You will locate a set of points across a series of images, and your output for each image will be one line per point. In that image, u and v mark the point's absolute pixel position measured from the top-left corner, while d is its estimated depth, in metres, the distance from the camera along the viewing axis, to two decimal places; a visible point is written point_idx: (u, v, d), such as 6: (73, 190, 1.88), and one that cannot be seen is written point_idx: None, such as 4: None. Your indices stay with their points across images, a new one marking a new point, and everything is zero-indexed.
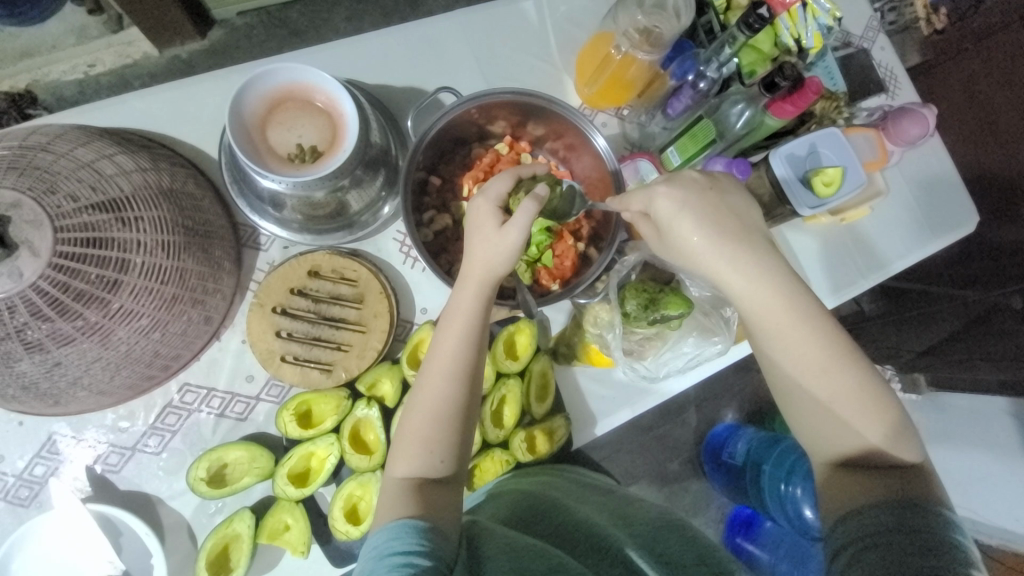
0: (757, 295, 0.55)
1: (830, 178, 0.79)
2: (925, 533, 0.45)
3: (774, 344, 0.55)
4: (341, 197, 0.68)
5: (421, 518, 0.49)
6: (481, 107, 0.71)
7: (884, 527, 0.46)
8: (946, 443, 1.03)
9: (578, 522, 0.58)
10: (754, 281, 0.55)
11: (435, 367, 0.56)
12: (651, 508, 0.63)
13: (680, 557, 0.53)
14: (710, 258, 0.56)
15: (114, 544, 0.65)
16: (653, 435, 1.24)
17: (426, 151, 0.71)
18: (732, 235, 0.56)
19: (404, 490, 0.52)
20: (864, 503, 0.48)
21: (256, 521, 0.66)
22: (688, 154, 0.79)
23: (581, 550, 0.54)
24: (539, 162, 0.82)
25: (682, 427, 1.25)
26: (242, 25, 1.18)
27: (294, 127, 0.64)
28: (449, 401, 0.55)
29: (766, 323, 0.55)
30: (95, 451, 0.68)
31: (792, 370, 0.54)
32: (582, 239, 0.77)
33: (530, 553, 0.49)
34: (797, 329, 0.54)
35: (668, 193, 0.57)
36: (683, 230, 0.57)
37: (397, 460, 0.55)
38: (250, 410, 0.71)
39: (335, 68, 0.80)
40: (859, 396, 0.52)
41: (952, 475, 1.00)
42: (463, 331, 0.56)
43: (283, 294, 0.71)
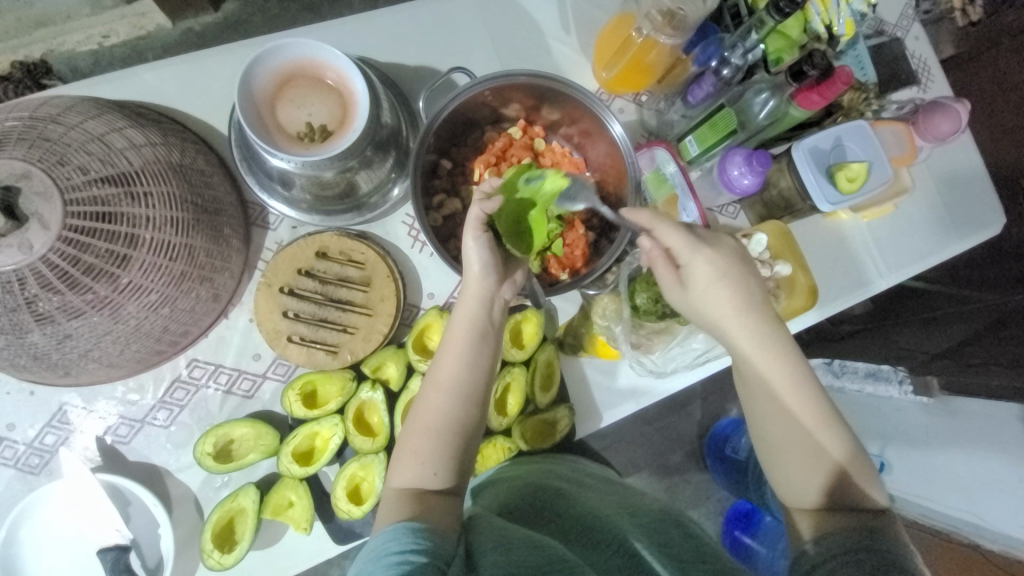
0: (759, 356, 0.56)
1: (854, 174, 0.76)
2: (888, 555, 0.48)
3: (764, 399, 0.57)
4: (351, 178, 0.67)
5: (416, 520, 0.49)
6: (495, 88, 0.69)
7: (850, 548, 0.49)
8: (965, 446, 0.98)
9: (583, 516, 0.57)
10: (754, 341, 0.57)
11: (435, 382, 0.56)
12: (653, 501, 0.62)
13: (681, 550, 0.52)
14: (716, 318, 0.58)
15: (122, 513, 0.67)
16: (657, 426, 1.25)
17: (438, 133, 0.70)
18: (739, 301, 0.57)
19: (401, 499, 0.53)
20: (837, 527, 0.52)
21: (261, 496, 0.67)
22: (707, 144, 0.76)
23: (579, 540, 0.54)
24: (553, 149, 0.80)
25: (687, 419, 1.26)
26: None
27: (304, 105, 0.63)
28: (446, 418, 0.56)
29: (758, 378, 0.57)
30: (105, 422, 0.69)
31: (775, 422, 0.56)
32: (593, 228, 0.76)
33: (528, 545, 0.49)
34: (789, 387, 0.56)
35: (709, 261, 0.56)
36: (712, 296, 0.57)
37: (394, 470, 0.56)
38: (256, 388, 0.72)
39: (347, 45, 0.78)
40: (832, 451, 0.55)
41: (963, 479, 0.96)
42: (463, 350, 0.57)
43: (290, 275, 0.71)
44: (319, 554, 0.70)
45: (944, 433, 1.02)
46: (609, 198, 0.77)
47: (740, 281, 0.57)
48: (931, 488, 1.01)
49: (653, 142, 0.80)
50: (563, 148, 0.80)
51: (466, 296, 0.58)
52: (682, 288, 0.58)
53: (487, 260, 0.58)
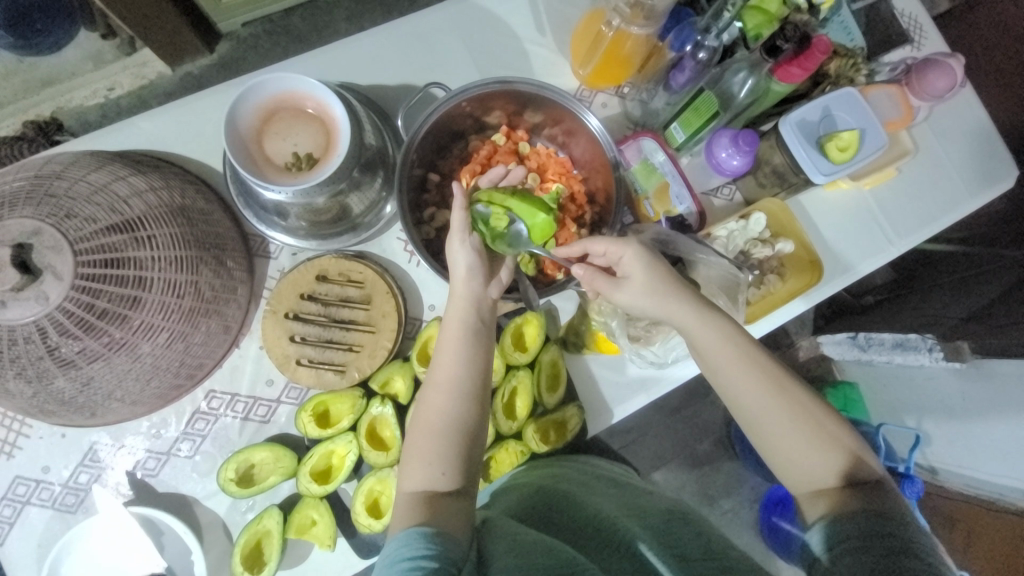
0: (718, 342, 0.58)
1: (845, 143, 0.75)
2: (899, 536, 0.47)
3: (738, 381, 0.57)
4: (342, 201, 0.69)
5: (426, 524, 0.50)
6: (473, 99, 0.71)
7: (862, 531, 0.48)
8: (1001, 415, 0.93)
9: (590, 520, 0.57)
10: (706, 326, 0.58)
11: (435, 384, 0.59)
12: (663, 500, 0.62)
13: (687, 550, 0.52)
14: (668, 307, 0.60)
15: (157, 542, 0.69)
16: (680, 416, 1.25)
17: (421, 147, 0.71)
18: (678, 290, 0.60)
19: (414, 502, 0.54)
20: (849, 509, 0.51)
21: (285, 517, 0.69)
22: (692, 128, 0.76)
23: (591, 544, 0.54)
24: (538, 150, 0.81)
25: (708, 406, 1.25)
26: (248, 35, 1.21)
27: (289, 136, 0.65)
28: (449, 416, 0.57)
29: (724, 362, 0.57)
30: (134, 457, 0.72)
31: (756, 405, 0.56)
32: (586, 225, 0.77)
33: (538, 548, 0.49)
34: (755, 372, 0.57)
35: (639, 254, 0.61)
36: (649, 285, 0.60)
37: (404, 476, 0.57)
38: (272, 413, 0.73)
39: (329, 72, 0.80)
40: (818, 429, 0.56)
41: (1008, 447, 0.93)
42: (458, 350, 0.59)
43: (293, 300, 0.73)
44: (345, 569, 0.71)
45: (978, 400, 0.97)
46: (599, 193, 0.77)
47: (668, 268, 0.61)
48: (978, 458, 0.98)
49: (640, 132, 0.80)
50: (548, 148, 0.80)
51: (454, 300, 0.62)
52: (620, 282, 0.61)
53: (474, 266, 0.63)
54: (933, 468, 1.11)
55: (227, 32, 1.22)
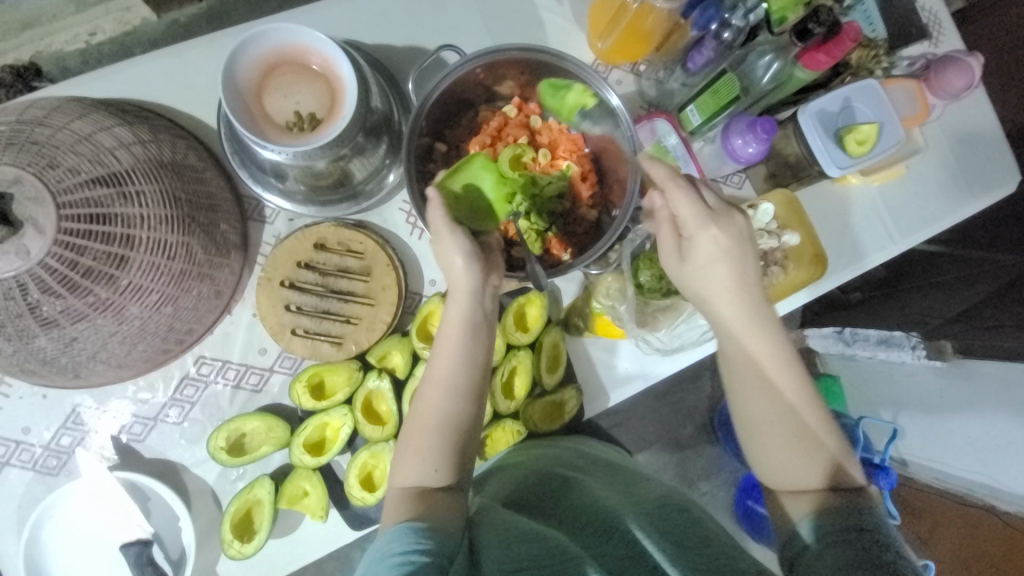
0: (743, 335, 0.57)
1: (864, 136, 0.74)
2: (872, 530, 0.50)
3: (748, 379, 0.57)
4: (344, 166, 0.67)
5: (419, 520, 0.51)
6: (487, 66, 0.68)
7: (840, 527, 0.50)
8: (972, 420, 0.98)
9: (582, 502, 0.59)
10: (740, 324, 0.57)
11: (431, 380, 0.58)
12: (657, 487, 0.62)
13: (685, 538, 0.52)
14: (714, 296, 0.57)
15: (143, 508, 0.68)
16: (668, 401, 1.26)
17: (430, 114, 0.68)
18: (744, 277, 0.57)
19: (405, 497, 0.54)
20: (828, 509, 0.53)
21: (276, 487, 0.68)
22: (708, 112, 0.74)
23: (582, 531, 0.55)
24: (549, 125, 0.78)
25: (697, 393, 1.27)
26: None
27: (291, 94, 0.61)
28: (442, 413, 0.57)
29: (743, 358, 0.57)
30: (120, 422, 0.70)
31: (760, 405, 0.57)
32: (593, 206, 0.75)
33: (532, 539, 0.50)
34: (761, 374, 0.57)
35: (715, 236, 0.56)
36: (716, 270, 0.57)
37: (397, 470, 0.57)
38: (264, 382, 0.71)
39: (332, 28, 0.75)
40: (810, 433, 0.56)
41: (979, 444, 0.97)
42: (456, 346, 0.58)
43: (290, 268, 0.70)
44: (336, 541, 0.70)
45: (960, 401, 1.01)
46: (610, 173, 0.75)
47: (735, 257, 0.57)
48: (948, 453, 1.03)
49: (654, 114, 0.79)
50: (560, 124, 0.77)
51: (456, 293, 0.59)
52: (676, 248, 0.58)
53: (469, 250, 0.59)
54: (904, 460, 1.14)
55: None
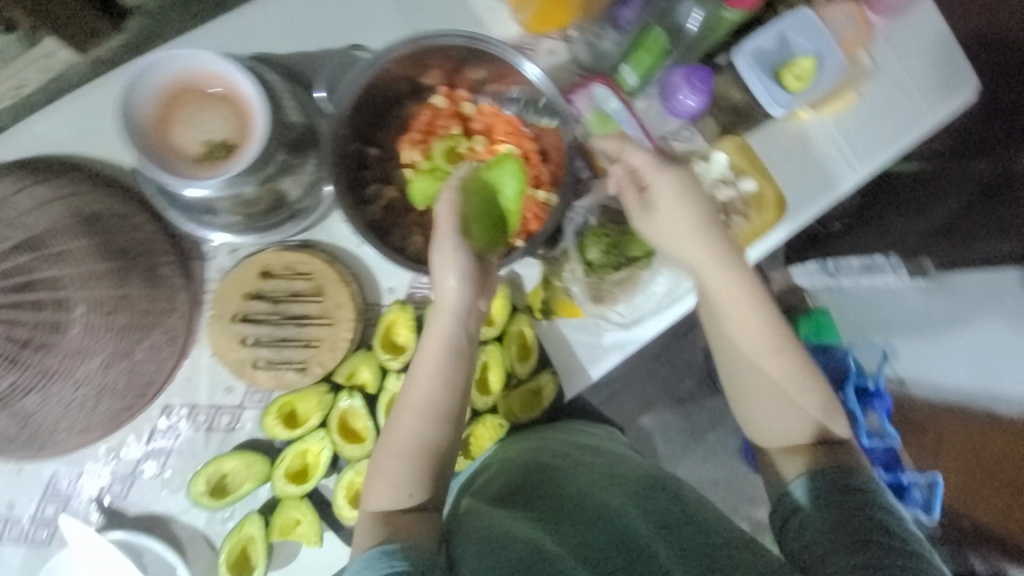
0: (728, 287, 0.60)
1: (802, 71, 0.72)
2: (865, 490, 0.57)
3: (740, 330, 0.61)
4: (274, 186, 0.64)
5: (390, 541, 0.53)
6: (401, 59, 0.64)
7: (835, 489, 0.57)
8: (964, 331, 0.96)
9: (572, 497, 0.61)
10: (729, 275, 0.60)
11: (406, 404, 0.58)
12: (637, 467, 0.66)
13: (666, 515, 0.56)
14: (688, 246, 0.61)
15: (138, 563, 0.68)
16: (664, 361, 1.27)
17: (353, 118, 0.65)
18: (708, 227, 0.61)
19: (375, 521, 0.56)
20: (822, 466, 0.60)
21: (266, 521, 0.68)
22: (643, 68, 0.74)
23: (568, 524, 0.57)
24: (483, 109, 0.74)
25: (690, 348, 1.27)
26: (158, 9, 1.08)
27: (198, 123, 0.58)
28: (417, 437, 0.57)
29: (735, 309, 0.61)
30: (101, 482, 0.69)
31: (750, 355, 0.62)
32: (542, 186, 0.72)
33: (512, 543, 0.53)
34: (754, 323, 0.61)
35: (676, 179, 0.61)
36: (683, 212, 0.61)
37: (370, 494, 0.58)
38: (236, 420, 0.70)
39: (241, 42, 0.71)
40: (805, 381, 0.62)
41: (972, 349, 0.95)
42: (434, 370, 0.57)
43: (239, 301, 0.68)
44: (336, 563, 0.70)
45: (944, 313, 0.99)
46: (553, 149, 0.71)
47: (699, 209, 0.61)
48: (944, 364, 1.01)
49: (595, 76, 0.75)
50: (494, 105, 0.73)
51: (441, 312, 0.58)
52: (647, 212, 0.62)
53: (466, 271, 0.57)
54: (902, 379, 1.12)
55: (134, 6, 1.08)
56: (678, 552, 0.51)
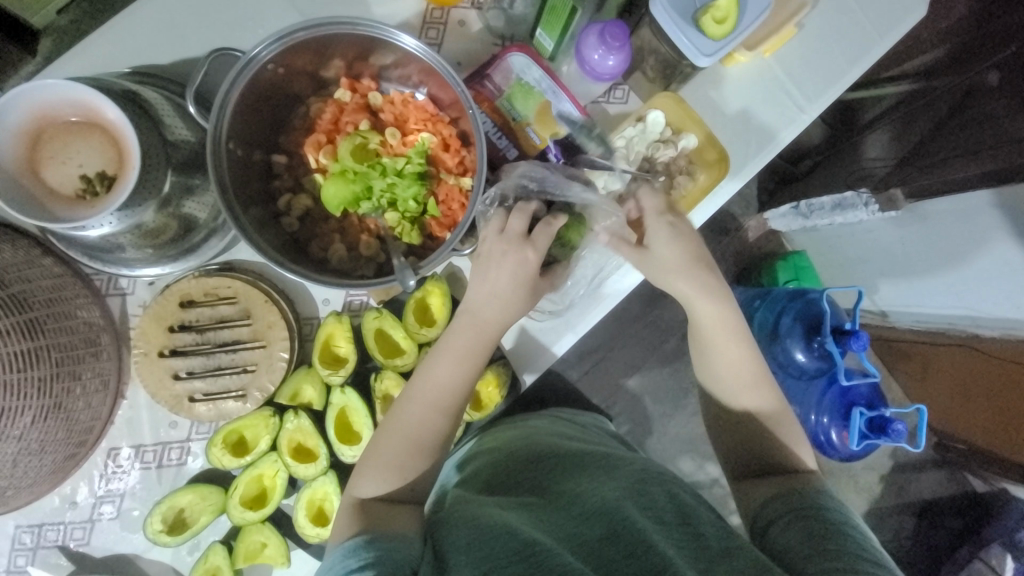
0: (709, 313, 0.64)
1: (722, 14, 0.66)
2: (835, 508, 0.54)
3: (719, 353, 0.65)
4: (179, 210, 0.61)
5: (366, 532, 0.51)
6: (279, 58, 0.59)
7: (803, 506, 0.54)
8: (955, 268, 0.92)
9: (564, 490, 0.56)
10: (709, 302, 0.64)
11: (417, 395, 0.59)
12: (633, 460, 0.62)
13: (663, 512, 0.52)
14: (666, 275, 0.65)
15: None
16: (645, 322, 1.26)
17: (241, 128, 0.61)
18: (694, 255, 0.65)
19: (359, 508, 0.56)
20: (779, 490, 0.58)
21: (230, 549, 0.68)
22: (557, 32, 0.68)
23: (559, 517, 0.52)
24: (392, 98, 0.69)
25: (669, 306, 1.25)
26: (69, 24, 1.03)
27: (70, 156, 0.54)
28: (423, 426, 0.59)
29: (715, 336, 0.64)
30: (59, 531, 0.68)
31: (728, 376, 0.65)
32: (466, 173, 0.68)
33: (497, 533, 0.48)
34: (732, 350, 0.64)
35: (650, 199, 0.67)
36: (666, 250, 0.65)
37: (359, 480, 0.58)
38: (184, 453, 0.69)
39: (122, 57, 0.66)
40: (782, 415, 0.65)
41: (964, 284, 0.92)
42: (450, 369, 0.59)
43: (164, 335, 0.66)
44: None
45: (920, 246, 0.97)
46: (469, 132, 0.67)
47: (675, 235, 0.65)
48: (923, 296, 1.01)
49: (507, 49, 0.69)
50: (403, 92, 0.69)
51: (470, 323, 0.60)
52: (638, 251, 0.65)
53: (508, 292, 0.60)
54: (884, 311, 1.14)
55: (44, 26, 1.03)
56: (682, 549, 0.48)
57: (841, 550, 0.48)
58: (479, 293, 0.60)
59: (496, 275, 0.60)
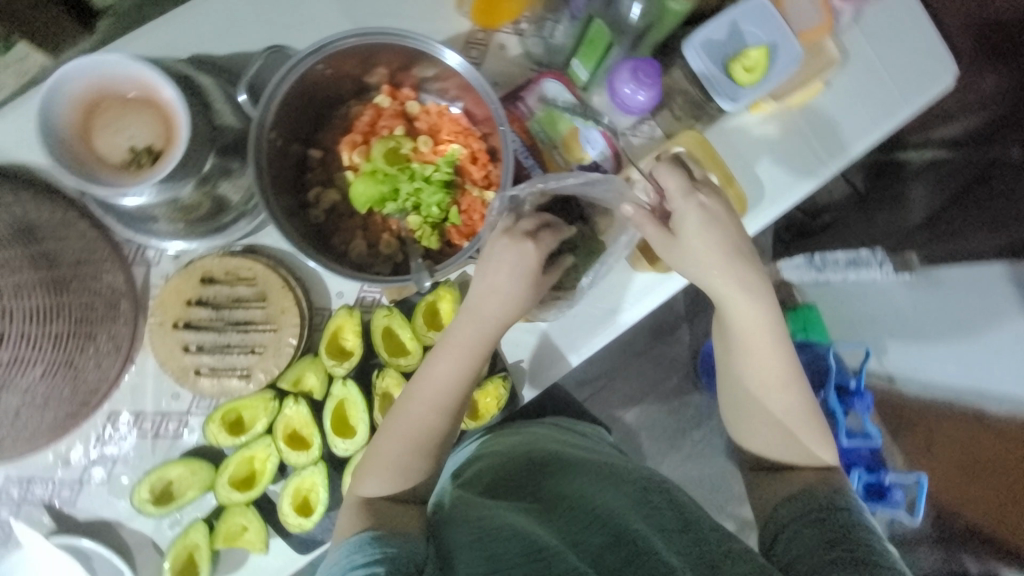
0: (746, 311, 0.60)
1: (753, 63, 0.70)
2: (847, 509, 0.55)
3: (745, 357, 0.61)
4: (213, 191, 0.66)
5: (376, 530, 0.53)
6: (329, 60, 0.63)
7: (812, 507, 0.55)
8: (967, 339, 0.93)
9: (566, 494, 0.58)
10: (746, 300, 0.60)
11: (417, 393, 0.60)
12: (638, 471, 0.64)
13: (665, 520, 0.54)
14: (707, 272, 0.61)
15: (87, 567, 0.68)
16: (648, 357, 1.25)
17: (285, 119, 0.64)
18: (736, 255, 0.61)
19: (365, 505, 0.58)
20: (795, 490, 0.58)
21: (212, 528, 0.68)
22: (592, 63, 0.72)
23: (562, 518, 0.54)
24: (429, 108, 0.73)
25: (674, 343, 1.25)
26: (131, 8, 1.09)
27: (122, 129, 0.58)
28: (422, 425, 0.60)
29: (745, 337, 0.61)
30: (49, 488, 0.69)
31: (754, 377, 0.62)
32: (489, 186, 0.71)
33: (504, 535, 0.51)
34: (765, 348, 0.61)
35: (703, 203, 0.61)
36: (708, 238, 0.61)
37: (361, 479, 0.60)
38: (181, 428, 0.69)
39: (181, 44, 0.70)
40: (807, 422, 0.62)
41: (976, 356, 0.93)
42: (449, 365, 0.60)
43: (181, 308, 0.68)
44: (283, 570, 0.69)
45: (933, 311, 0.98)
46: (497, 148, 0.69)
47: (717, 232, 0.60)
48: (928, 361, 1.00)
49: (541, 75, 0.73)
50: (440, 104, 0.72)
51: (471, 316, 0.61)
52: (671, 242, 0.62)
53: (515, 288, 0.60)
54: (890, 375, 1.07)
55: (106, 7, 1.08)
56: (681, 554, 0.48)
57: (844, 558, 0.49)
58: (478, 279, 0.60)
59: (499, 269, 0.59)
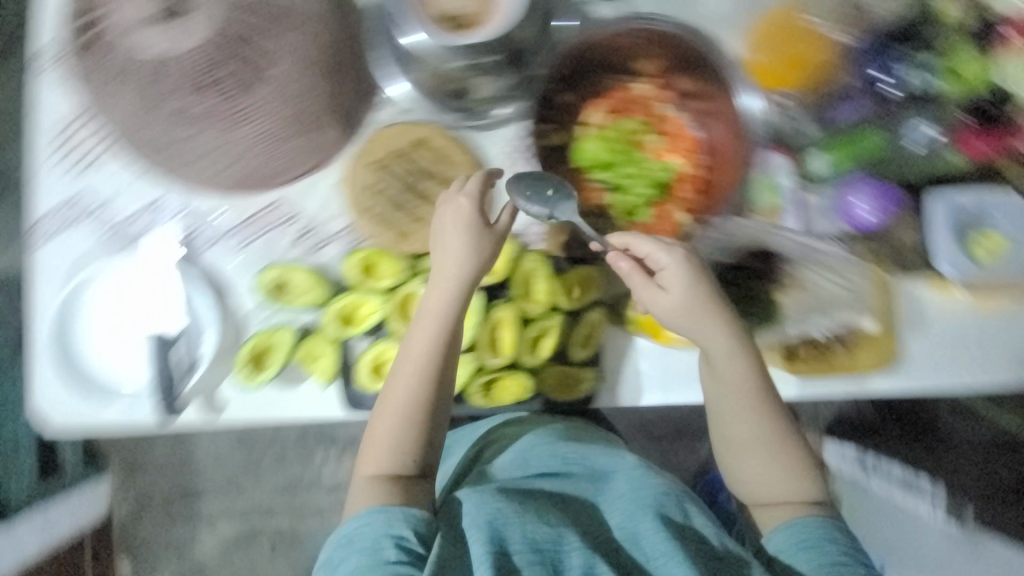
0: (743, 368, 0.64)
1: (985, 246, 0.72)
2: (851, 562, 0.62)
3: (733, 419, 0.67)
4: (471, 78, 0.70)
5: (387, 505, 0.62)
6: (647, 36, 0.72)
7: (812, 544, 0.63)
8: None
9: (578, 498, 0.68)
10: (727, 356, 0.64)
11: (404, 363, 0.65)
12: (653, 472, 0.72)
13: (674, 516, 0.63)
14: (715, 345, 0.64)
15: (187, 306, 0.71)
16: (660, 447, 1.21)
17: (584, 56, 0.72)
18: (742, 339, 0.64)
19: (378, 480, 0.65)
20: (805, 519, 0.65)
21: (298, 338, 0.71)
22: (841, 162, 0.73)
23: (578, 516, 0.64)
24: (672, 118, 0.77)
25: (688, 451, 1.22)
26: None
27: None
28: (409, 392, 0.65)
29: (732, 400, 0.66)
30: (184, 225, 0.73)
31: (742, 443, 0.67)
32: (689, 209, 0.73)
33: (516, 522, 0.60)
34: (749, 409, 0.66)
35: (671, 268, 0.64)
36: (718, 333, 0.64)
37: (368, 460, 0.66)
38: (321, 246, 0.74)
39: None
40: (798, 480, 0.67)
41: None
42: (429, 324, 0.65)
43: (385, 152, 0.73)
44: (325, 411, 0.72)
45: None
46: (716, 182, 0.73)
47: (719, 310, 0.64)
48: None
49: (777, 146, 0.75)
50: (683, 121, 0.76)
51: (439, 276, 0.65)
52: (662, 290, 0.64)
53: (459, 253, 0.65)
54: None
55: None
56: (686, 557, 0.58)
57: None
58: (440, 254, 0.66)
59: (456, 239, 0.65)
